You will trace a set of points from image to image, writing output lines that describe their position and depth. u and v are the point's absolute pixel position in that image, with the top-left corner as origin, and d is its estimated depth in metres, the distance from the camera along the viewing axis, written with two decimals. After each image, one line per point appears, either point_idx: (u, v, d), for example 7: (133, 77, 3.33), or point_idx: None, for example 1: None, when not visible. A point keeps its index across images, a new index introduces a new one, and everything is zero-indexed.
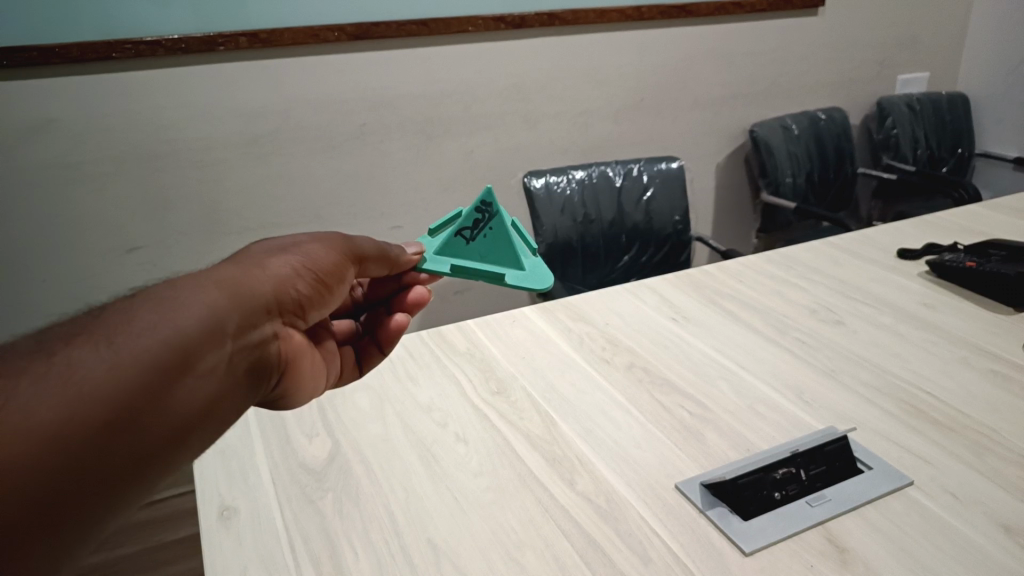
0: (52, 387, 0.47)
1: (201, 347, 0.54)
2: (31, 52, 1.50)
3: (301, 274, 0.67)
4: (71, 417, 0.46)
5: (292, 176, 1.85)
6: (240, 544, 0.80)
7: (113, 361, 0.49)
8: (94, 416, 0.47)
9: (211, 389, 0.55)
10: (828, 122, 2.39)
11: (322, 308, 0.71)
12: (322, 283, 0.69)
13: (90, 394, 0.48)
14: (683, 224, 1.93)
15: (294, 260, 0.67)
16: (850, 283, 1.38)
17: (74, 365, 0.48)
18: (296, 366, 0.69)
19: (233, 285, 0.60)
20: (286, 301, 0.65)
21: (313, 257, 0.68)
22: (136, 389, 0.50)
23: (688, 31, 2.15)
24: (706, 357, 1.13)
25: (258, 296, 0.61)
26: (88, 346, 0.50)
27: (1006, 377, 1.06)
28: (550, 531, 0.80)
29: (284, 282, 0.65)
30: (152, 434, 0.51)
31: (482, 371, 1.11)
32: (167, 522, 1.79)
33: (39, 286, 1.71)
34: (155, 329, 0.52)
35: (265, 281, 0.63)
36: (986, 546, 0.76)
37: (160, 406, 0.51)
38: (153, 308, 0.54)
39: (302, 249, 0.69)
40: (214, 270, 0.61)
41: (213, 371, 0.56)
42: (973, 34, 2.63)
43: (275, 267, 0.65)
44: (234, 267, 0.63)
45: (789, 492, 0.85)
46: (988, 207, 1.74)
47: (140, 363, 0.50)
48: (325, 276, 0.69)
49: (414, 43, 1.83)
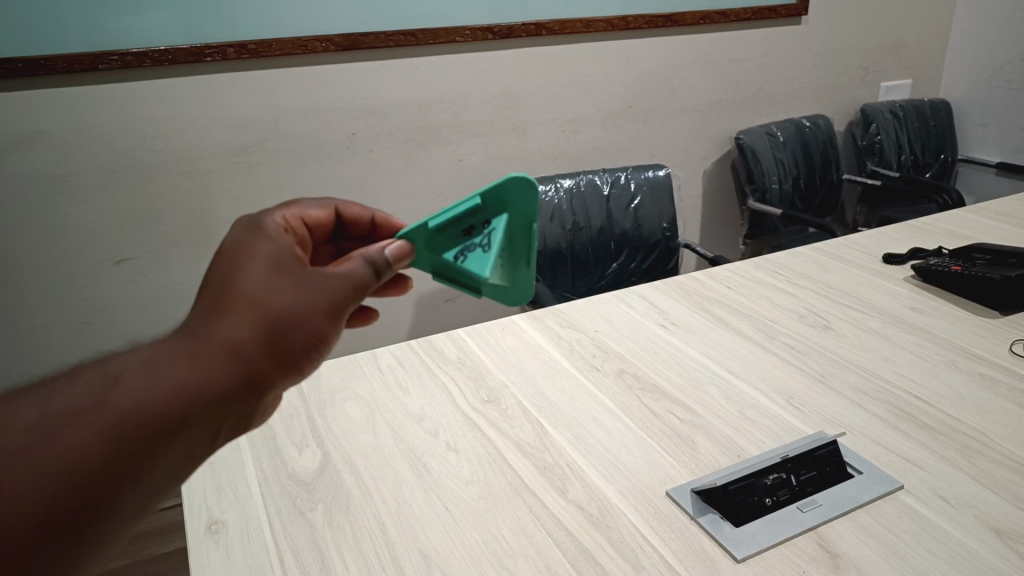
0: (44, 476, 0.47)
1: (189, 434, 0.54)
2: (18, 63, 1.49)
3: (304, 345, 0.60)
4: (58, 509, 0.48)
5: (281, 186, 1.84)
6: (229, 558, 0.79)
7: (105, 452, 0.50)
8: (80, 509, 0.49)
9: (192, 462, 0.56)
10: (814, 129, 2.41)
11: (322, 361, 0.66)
12: (324, 347, 0.63)
13: (81, 487, 0.49)
14: (671, 231, 1.94)
15: (303, 332, 0.60)
16: (839, 288, 1.39)
17: (67, 453, 0.48)
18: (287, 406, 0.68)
19: (233, 366, 0.56)
20: (288, 372, 0.61)
21: (318, 326, 0.61)
22: (122, 481, 0.51)
23: (674, 40, 2.17)
24: (696, 363, 1.14)
25: (259, 377, 0.58)
26: (85, 432, 0.49)
27: (993, 380, 1.08)
28: (542, 538, 0.80)
29: (285, 356, 0.59)
30: (136, 507, 0.53)
31: (472, 379, 1.11)
32: (156, 536, 1.77)
33: (25, 300, 1.69)
34: (144, 421, 0.51)
35: (269, 359, 0.58)
36: (979, 549, 0.77)
37: (145, 485, 0.53)
38: (146, 396, 0.52)
39: (309, 313, 0.60)
40: (218, 338, 0.56)
41: (199, 450, 0.56)
42: (955, 41, 2.67)
43: (276, 340, 0.59)
44: (239, 339, 0.57)
45: (781, 497, 0.85)
46: (972, 212, 1.76)
47: (129, 458, 0.51)
48: (328, 341, 0.63)
49: (402, 52, 1.84)
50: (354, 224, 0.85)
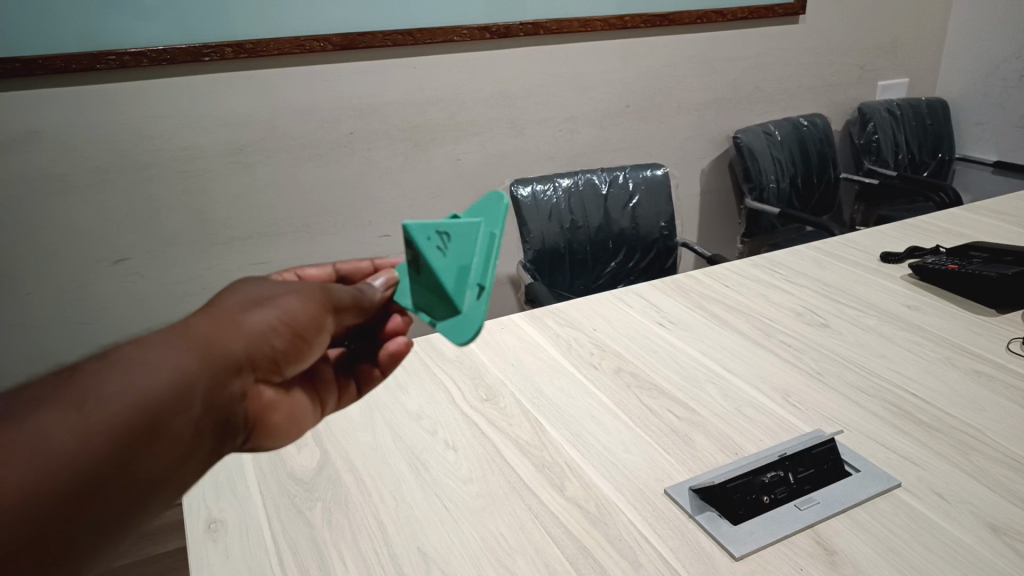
0: (19, 453, 0.46)
1: (167, 413, 0.53)
2: (15, 63, 1.49)
3: (277, 330, 0.62)
4: (36, 485, 0.46)
5: (277, 185, 1.84)
6: (228, 557, 0.79)
7: (81, 427, 0.49)
8: (55, 489, 0.47)
9: (174, 454, 0.55)
10: (811, 127, 2.41)
11: (300, 363, 0.66)
12: (299, 337, 0.64)
13: (58, 464, 0.47)
14: (669, 230, 1.94)
15: (271, 315, 0.62)
16: (836, 285, 1.39)
17: (41, 432, 0.47)
18: (268, 420, 0.66)
19: (204, 344, 0.58)
20: (259, 358, 0.62)
21: (291, 311, 0.63)
22: (100, 459, 0.49)
23: (671, 39, 2.18)
24: (693, 360, 1.14)
25: (230, 355, 0.59)
26: (58, 410, 0.49)
27: (989, 377, 1.08)
28: (540, 536, 0.80)
29: (259, 339, 0.61)
30: (116, 499, 0.51)
31: (470, 378, 1.11)
32: (156, 536, 1.76)
33: (23, 299, 1.69)
34: (121, 395, 0.51)
35: (237, 340, 0.60)
36: (975, 546, 0.77)
37: (125, 471, 0.51)
38: (122, 374, 0.52)
39: (281, 300, 0.63)
40: (185, 323, 0.59)
41: (179, 437, 0.54)
42: (952, 40, 2.67)
43: (249, 323, 0.61)
44: (206, 322, 0.59)
45: (778, 495, 0.85)
46: (969, 210, 1.77)
47: (106, 434, 0.50)
48: (303, 331, 0.64)
49: (400, 52, 1.84)
50: (354, 276, 0.86)
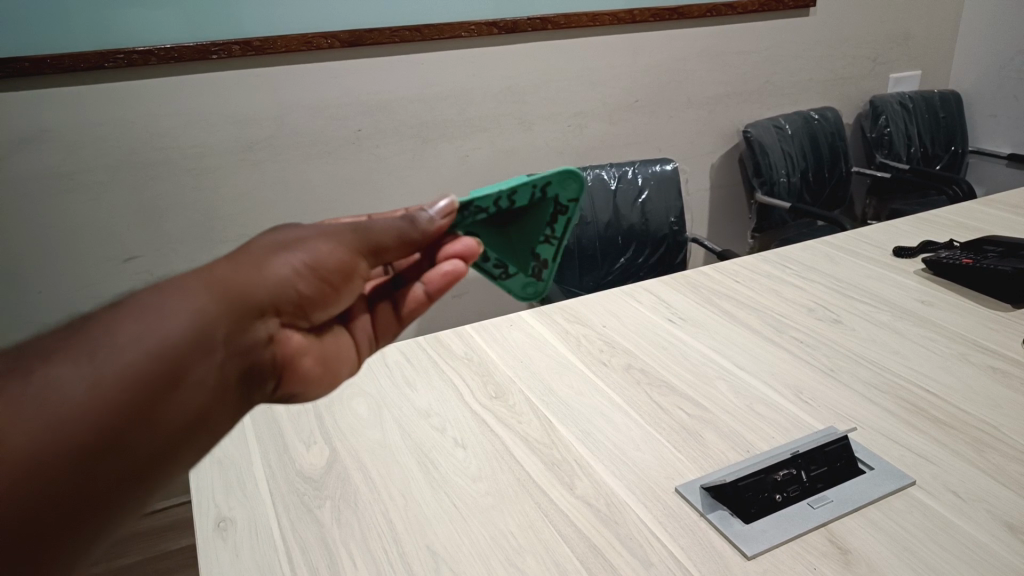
0: (31, 409, 0.46)
1: (190, 359, 0.53)
2: (23, 62, 1.50)
3: (300, 274, 0.63)
4: (54, 439, 0.46)
5: (287, 183, 1.84)
6: (238, 555, 0.79)
7: (95, 378, 0.49)
8: (72, 442, 0.47)
9: (200, 402, 0.55)
10: (822, 121, 2.39)
11: (327, 305, 0.67)
12: (326, 280, 0.65)
13: (70, 416, 0.47)
14: (678, 226, 1.93)
15: (296, 260, 0.63)
16: (847, 281, 1.38)
17: (51, 385, 0.47)
18: (296, 367, 0.67)
19: (223, 290, 0.58)
20: (282, 303, 0.62)
21: (317, 253, 0.63)
22: (118, 409, 0.49)
23: (680, 32, 2.16)
24: (704, 357, 1.13)
25: (252, 298, 0.59)
26: (70, 359, 0.49)
27: (1004, 373, 1.06)
28: (551, 534, 0.80)
29: (283, 284, 0.62)
30: (142, 449, 0.51)
31: (480, 376, 1.10)
32: (168, 532, 1.77)
33: (33, 298, 1.70)
34: (136, 344, 0.51)
35: (260, 286, 0.61)
36: (990, 544, 0.76)
37: (147, 421, 0.51)
38: (139, 320, 0.52)
39: (306, 245, 0.64)
40: (207, 269, 0.59)
41: (202, 384, 0.55)
42: (964, 31, 2.64)
43: (272, 269, 0.62)
44: (228, 269, 0.60)
45: (791, 493, 0.84)
46: (983, 204, 1.74)
47: (121, 381, 0.49)
48: (326, 274, 0.65)
49: (408, 47, 1.83)
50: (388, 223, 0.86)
